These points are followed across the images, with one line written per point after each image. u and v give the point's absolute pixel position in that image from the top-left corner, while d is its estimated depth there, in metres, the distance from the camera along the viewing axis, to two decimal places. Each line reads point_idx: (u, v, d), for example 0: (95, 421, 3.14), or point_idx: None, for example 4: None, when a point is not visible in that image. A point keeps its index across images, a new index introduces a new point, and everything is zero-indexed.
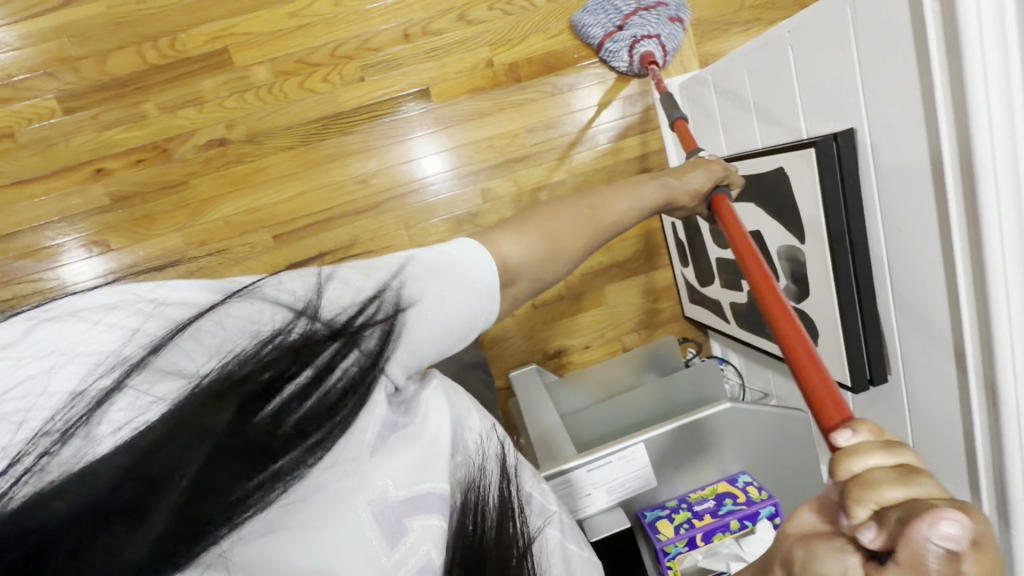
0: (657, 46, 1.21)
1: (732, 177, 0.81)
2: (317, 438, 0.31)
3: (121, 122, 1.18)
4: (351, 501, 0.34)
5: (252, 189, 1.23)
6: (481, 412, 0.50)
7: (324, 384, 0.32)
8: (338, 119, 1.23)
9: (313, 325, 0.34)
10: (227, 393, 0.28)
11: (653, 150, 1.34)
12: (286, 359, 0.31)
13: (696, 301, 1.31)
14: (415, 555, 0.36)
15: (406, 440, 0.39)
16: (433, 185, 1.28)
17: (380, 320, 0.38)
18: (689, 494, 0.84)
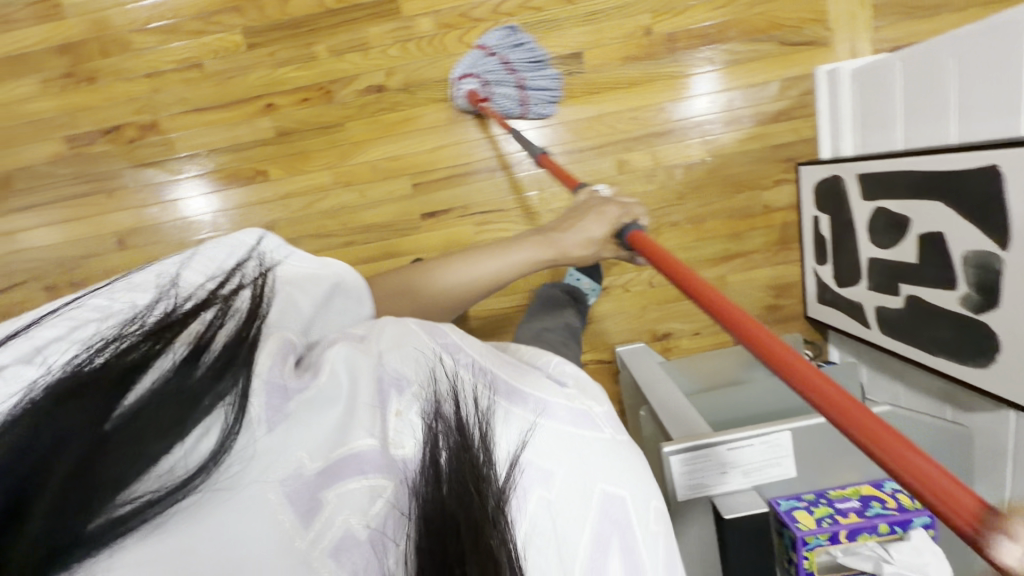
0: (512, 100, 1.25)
1: (632, 209, 0.84)
2: (205, 404, 0.35)
3: (291, 61, 1.26)
4: (250, 487, 0.34)
5: (398, 137, 1.29)
6: (433, 335, 0.45)
7: (202, 355, 0.37)
8: (487, 76, 1.25)
9: (166, 312, 0.41)
10: (88, 385, 0.33)
11: (803, 138, 1.27)
12: (140, 349, 0.36)
13: (828, 302, 1.25)
14: (332, 528, 0.34)
15: (310, 408, 0.37)
16: (521, 163, 1.29)
17: (244, 287, 0.46)
18: (828, 491, 0.83)
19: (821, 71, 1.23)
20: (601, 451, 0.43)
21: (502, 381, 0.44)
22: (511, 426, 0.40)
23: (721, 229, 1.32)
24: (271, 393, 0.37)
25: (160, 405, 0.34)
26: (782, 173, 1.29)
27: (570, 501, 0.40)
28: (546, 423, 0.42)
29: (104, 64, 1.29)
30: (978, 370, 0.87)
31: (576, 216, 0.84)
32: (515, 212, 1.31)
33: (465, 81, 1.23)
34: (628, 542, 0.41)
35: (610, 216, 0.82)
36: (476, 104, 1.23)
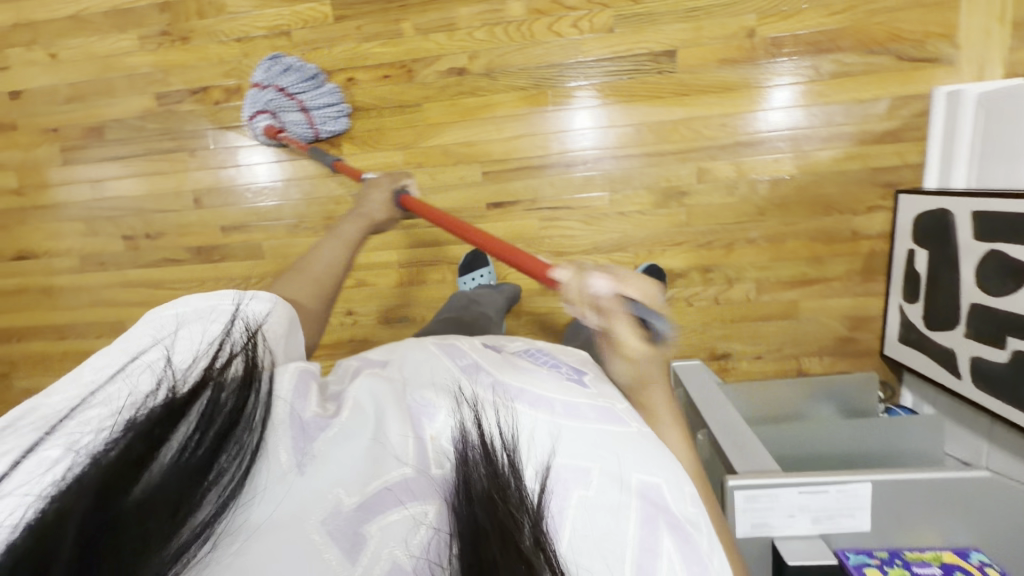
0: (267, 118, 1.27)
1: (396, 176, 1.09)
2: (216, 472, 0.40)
3: (378, 36, 1.25)
4: (294, 526, 0.39)
5: (473, 124, 1.26)
6: (453, 357, 0.55)
7: (209, 423, 0.42)
8: (572, 68, 1.21)
9: (172, 390, 0.44)
10: (106, 465, 0.37)
11: (908, 164, 1.17)
12: (149, 428, 0.40)
13: (911, 343, 1.16)
14: (380, 558, 0.38)
15: (338, 445, 0.44)
16: (579, 160, 1.25)
17: (238, 354, 0.50)
18: (903, 552, 0.77)
19: (940, 91, 1.12)
20: (631, 453, 0.49)
21: (528, 390, 0.51)
22: (536, 442, 0.48)
23: (800, 252, 1.25)
24: (296, 438, 0.44)
25: (175, 480, 0.38)
26: (879, 200, 1.20)
27: (606, 492, 0.47)
28: (573, 422, 0.49)
29: (199, 24, 1.32)
30: None
31: (367, 194, 1.04)
32: (584, 211, 1.27)
33: (253, 119, 1.28)
34: (673, 520, 0.47)
35: (385, 185, 1.04)
36: (275, 138, 1.29)
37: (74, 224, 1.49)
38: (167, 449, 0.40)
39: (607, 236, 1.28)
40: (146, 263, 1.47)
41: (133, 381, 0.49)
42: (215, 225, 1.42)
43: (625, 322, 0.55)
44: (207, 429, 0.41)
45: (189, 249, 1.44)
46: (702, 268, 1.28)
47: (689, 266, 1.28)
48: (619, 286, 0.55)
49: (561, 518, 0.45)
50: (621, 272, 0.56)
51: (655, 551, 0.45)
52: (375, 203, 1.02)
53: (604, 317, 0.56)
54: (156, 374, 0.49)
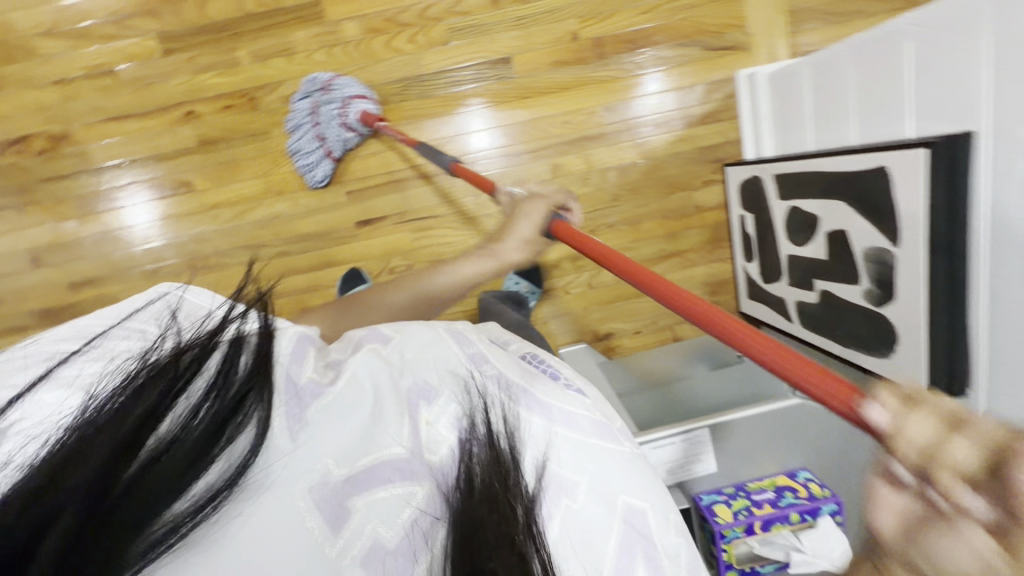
0: (364, 101, 1.19)
1: (559, 198, 0.93)
2: (223, 441, 0.41)
3: (212, 66, 1.22)
4: (281, 495, 0.41)
5: (328, 145, 1.26)
6: (460, 343, 0.54)
7: (223, 383, 0.42)
8: (417, 82, 1.24)
9: (180, 343, 0.44)
10: (122, 423, 0.39)
11: (729, 140, 1.32)
12: (161, 387, 0.41)
13: (756, 297, 1.29)
14: (362, 536, 0.41)
15: (332, 419, 0.45)
16: (478, 162, 1.29)
17: (251, 308, 0.49)
18: (747, 484, 0.86)
19: (741, 74, 1.27)
20: (615, 461, 0.50)
21: (532, 393, 0.51)
22: (537, 437, 0.49)
23: (656, 230, 1.35)
24: (290, 403, 0.45)
25: (182, 449, 0.39)
26: (711, 174, 1.33)
27: (595, 507, 0.47)
28: (569, 431, 0.50)
29: (8, 71, 1.21)
30: (883, 362, 0.91)
31: (511, 220, 0.90)
32: (453, 217, 1.31)
33: (338, 128, 1.21)
34: (651, 550, 0.47)
35: (537, 214, 0.88)
36: (372, 124, 1.19)
37: None
38: (176, 412, 0.41)
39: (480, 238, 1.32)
40: None
41: (147, 329, 0.49)
42: (61, 283, 1.30)
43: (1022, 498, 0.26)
44: (221, 391, 0.42)
45: (35, 314, 1.31)
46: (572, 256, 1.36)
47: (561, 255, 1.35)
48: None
49: (551, 512, 0.46)
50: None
51: None
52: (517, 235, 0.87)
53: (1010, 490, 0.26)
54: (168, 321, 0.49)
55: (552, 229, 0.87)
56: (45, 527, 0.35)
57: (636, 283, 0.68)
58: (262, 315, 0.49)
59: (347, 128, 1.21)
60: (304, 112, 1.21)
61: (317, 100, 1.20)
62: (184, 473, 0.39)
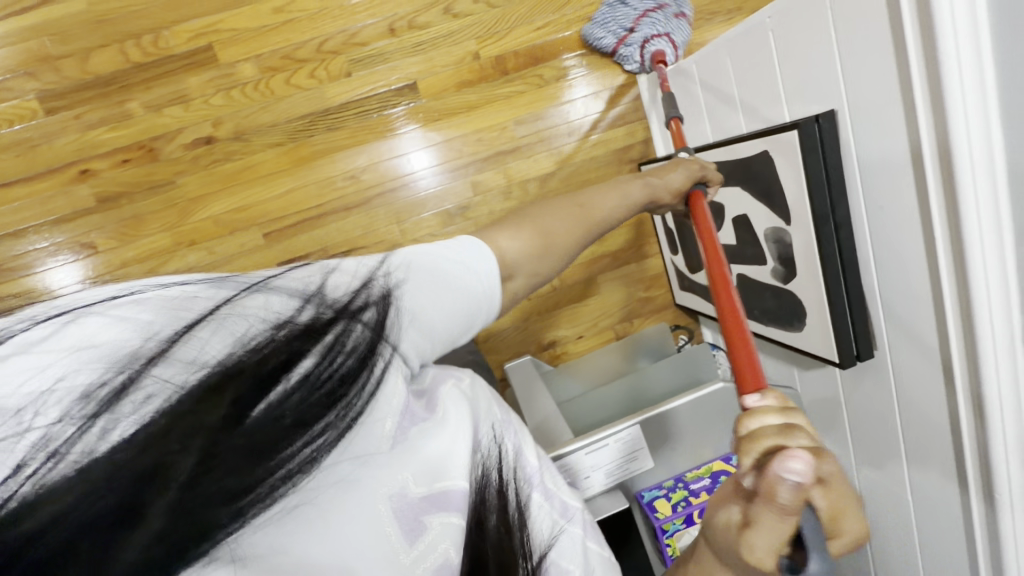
0: (667, 43, 1.22)
1: (712, 174, 0.90)
2: (313, 428, 0.34)
3: (103, 121, 1.17)
4: (367, 494, 0.36)
5: (239, 188, 1.23)
6: (500, 407, 0.51)
7: (330, 364, 0.36)
8: (324, 116, 1.23)
9: (310, 317, 0.37)
10: (233, 384, 0.31)
11: (640, 140, 1.36)
12: (273, 361, 0.34)
13: (686, 288, 1.33)
14: (434, 552, 0.39)
15: (426, 435, 0.40)
16: (415, 182, 1.28)
17: (372, 305, 0.41)
18: (685, 474, 0.87)
19: (641, 77, 1.32)
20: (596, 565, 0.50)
21: (547, 476, 0.51)
22: (544, 516, 0.48)
23: None
24: (404, 415, 0.39)
25: (277, 423, 0.32)
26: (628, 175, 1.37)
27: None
28: (573, 528, 0.50)
29: None
30: (798, 334, 0.95)
31: (664, 169, 0.88)
32: (380, 245, 1.29)
33: (652, 40, 1.22)
34: None
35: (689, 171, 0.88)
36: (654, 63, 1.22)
37: None
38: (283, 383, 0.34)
39: None
40: None
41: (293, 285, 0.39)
42: None
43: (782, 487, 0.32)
44: (331, 376, 0.36)
45: None
46: None
47: None
48: (815, 490, 0.32)
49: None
50: (831, 462, 0.33)
51: None
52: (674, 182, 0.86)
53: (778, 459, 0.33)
54: (309, 285, 0.39)
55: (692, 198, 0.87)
56: (154, 489, 0.27)
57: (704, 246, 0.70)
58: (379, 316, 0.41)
59: (642, 48, 1.24)
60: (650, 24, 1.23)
61: (667, 7, 1.24)
62: (279, 441, 0.32)
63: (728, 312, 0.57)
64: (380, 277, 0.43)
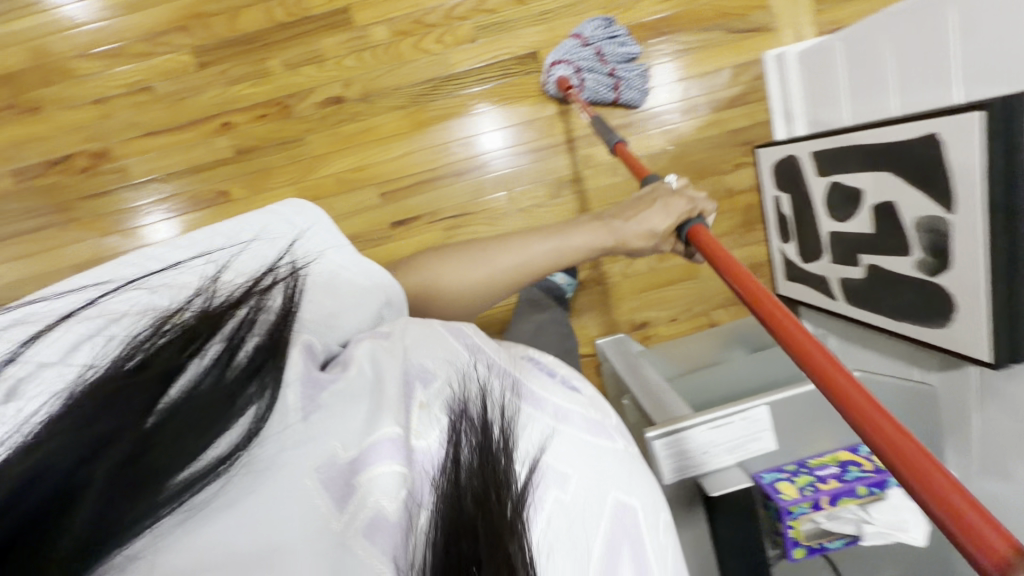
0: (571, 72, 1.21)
1: (703, 205, 0.85)
2: (237, 405, 0.37)
3: (245, 77, 1.24)
4: (287, 465, 0.35)
5: (360, 148, 1.28)
6: (455, 337, 0.50)
7: (237, 351, 0.41)
8: (445, 81, 1.26)
9: (207, 309, 0.44)
10: (135, 377, 0.37)
11: (758, 122, 1.31)
12: (175, 346, 0.40)
13: (795, 278, 1.28)
14: (366, 507, 0.35)
15: (341, 400, 0.41)
16: (526, 152, 1.30)
17: (277, 285, 0.51)
18: (808, 460, 0.85)
19: (768, 56, 1.27)
20: (611, 462, 0.45)
21: (525, 384, 0.48)
22: (531, 428, 0.43)
23: None
24: (303, 386, 0.41)
25: (198, 401, 0.36)
26: (743, 157, 1.33)
27: (586, 502, 0.41)
28: (568, 428, 0.45)
29: (47, 93, 1.24)
30: (939, 331, 0.90)
31: (648, 203, 0.86)
32: (485, 213, 1.31)
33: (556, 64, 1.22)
34: (642, 553, 0.43)
35: (677, 207, 0.83)
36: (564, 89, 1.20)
37: None
38: (182, 377, 0.38)
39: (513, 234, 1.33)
40: None
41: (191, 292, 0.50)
42: None
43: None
44: (236, 355, 0.40)
45: None
46: None
47: None
48: None
49: (539, 509, 0.39)
50: None
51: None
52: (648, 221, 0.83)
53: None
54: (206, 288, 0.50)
55: (686, 232, 0.82)
56: (76, 484, 0.31)
57: (738, 283, 0.65)
58: (283, 299, 0.49)
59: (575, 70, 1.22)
60: (574, 57, 1.22)
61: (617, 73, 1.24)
62: (199, 419, 0.35)
63: (832, 371, 0.47)
64: (273, 275, 0.53)
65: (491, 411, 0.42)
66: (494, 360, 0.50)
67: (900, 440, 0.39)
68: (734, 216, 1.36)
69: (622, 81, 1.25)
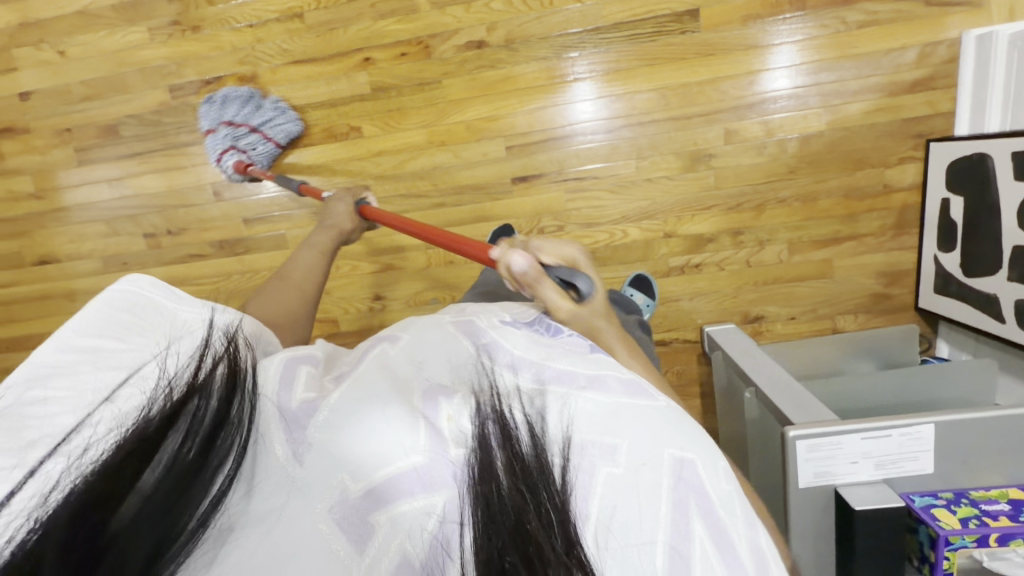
0: (236, 152, 1.28)
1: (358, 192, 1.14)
2: (205, 478, 0.38)
3: (392, 12, 1.23)
4: (305, 514, 0.38)
5: (494, 98, 1.25)
6: (468, 337, 0.54)
7: (199, 429, 0.40)
8: (592, 34, 1.19)
9: (160, 399, 0.42)
10: (103, 473, 0.37)
11: (939, 113, 1.16)
12: (138, 437, 0.39)
13: (949, 292, 1.16)
14: (388, 551, 0.37)
15: (330, 428, 0.42)
16: (663, 119, 1.22)
17: (219, 359, 0.46)
18: (969, 491, 0.78)
19: (970, 35, 1.11)
20: (651, 414, 0.48)
21: (548, 369, 0.50)
22: (556, 412, 0.46)
23: (832, 209, 1.24)
24: (287, 428, 0.43)
25: (174, 481, 0.37)
26: (910, 151, 1.19)
27: (639, 473, 0.44)
28: (597, 394, 0.48)
29: (209, 13, 1.30)
30: None
31: (329, 208, 1.09)
32: (611, 180, 1.26)
33: (230, 154, 1.28)
34: (706, 505, 0.44)
35: (348, 199, 1.10)
36: (243, 172, 1.28)
37: (92, 225, 1.49)
38: (158, 460, 0.38)
39: (635, 204, 1.27)
40: (168, 260, 1.48)
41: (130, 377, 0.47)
42: (237, 217, 1.41)
43: (552, 285, 0.59)
44: (199, 431, 0.40)
45: (213, 244, 1.44)
46: (732, 231, 1.27)
47: (720, 229, 1.27)
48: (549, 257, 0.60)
49: (589, 491, 0.42)
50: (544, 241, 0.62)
51: (688, 536, 0.42)
52: (340, 215, 1.07)
53: (531, 289, 0.60)
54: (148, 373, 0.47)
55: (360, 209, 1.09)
56: None
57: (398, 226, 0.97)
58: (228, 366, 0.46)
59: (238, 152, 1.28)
60: (246, 113, 1.27)
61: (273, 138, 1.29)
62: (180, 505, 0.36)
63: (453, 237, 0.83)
64: (210, 345, 0.49)
65: (515, 413, 0.44)
66: (515, 339, 0.54)
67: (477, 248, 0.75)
68: (887, 215, 1.23)
69: (274, 138, 1.29)
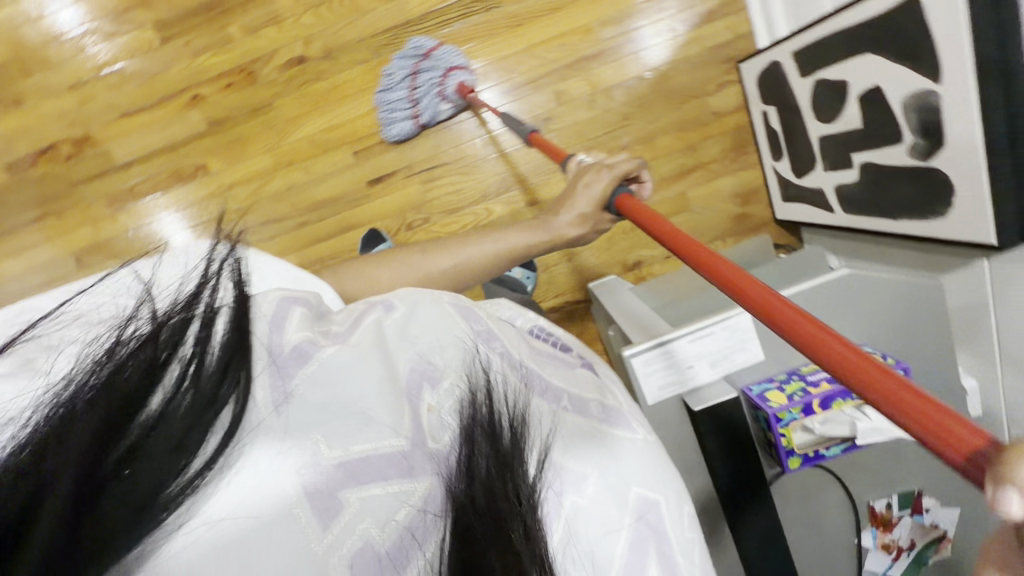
0: (459, 73, 1.21)
1: (623, 168, 0.77)
2: (214, 409, 0.35)
3: (207, 47, 1.26)
4: (263, 484, 0.34)
5: (328, 108, 1.27)
6: (466, 318, 0.47)
7: (206, 353, 0.37)
8: (406, 29, 1.24)
9: (158, 313, 0.39)
10: (102, 394, 0.33)
11: (738, 35, 1.23)
12: (147, 355, 0.36)
13: (792, 198, 1.21)
14: (351, 535, 0.34)
15: (327, 407, 0.38)
16: (492, 94, 1.25)
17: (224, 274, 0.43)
18: (800, 369, 0.82)
19: None
20: (625, 452, 0.45)
21: (535, 374, 0.47)
22: (544, 418, 0.43)
23: (673, 144, 1.28)
24: (276, 379, 0.38)
25: (179, 414, 0.34)
26: (724, 75, 1.25)
27: (605, 504, 0.42)
28: (575, 417, 0.45)
29: (28, 84, 1.28)
30: (938, 221, 0.83)
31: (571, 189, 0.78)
32: (462, 161, 1.28)
33: (436, 97, 1.22)
34: (665, 547, 0.43)
35: (597, 183, 0.76)
36: (467, 94, 1.21)
37: None
38: (166, 381, 0.35)
39: (492, 179, 1.28)
40: None
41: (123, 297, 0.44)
42: None
43: None
44: (215, 355, 0.37)
45: None
46: None
47: None
48: None
49: (556, 514, 0.40)
50: None
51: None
52: (576, 205, 0.75)
53: None
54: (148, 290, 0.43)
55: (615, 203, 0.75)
56: (33, 512, 0.29)
57: (700, 264, 0.56)
58: (233, 283, 0.43)
59: (443, 99, 1.23)
60: (403, 71, 1.23)
61: (419, 60, 1.22)
62: (189, 432, 0.33)
63: (820, 337, 0.40)
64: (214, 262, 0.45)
65: (504, 412, 0.40)
66: (506, 334, 0.49)
67: (916, 404, 0.33)
68: (725, 138, 1.28)
69: (437, 49, 1.22)
